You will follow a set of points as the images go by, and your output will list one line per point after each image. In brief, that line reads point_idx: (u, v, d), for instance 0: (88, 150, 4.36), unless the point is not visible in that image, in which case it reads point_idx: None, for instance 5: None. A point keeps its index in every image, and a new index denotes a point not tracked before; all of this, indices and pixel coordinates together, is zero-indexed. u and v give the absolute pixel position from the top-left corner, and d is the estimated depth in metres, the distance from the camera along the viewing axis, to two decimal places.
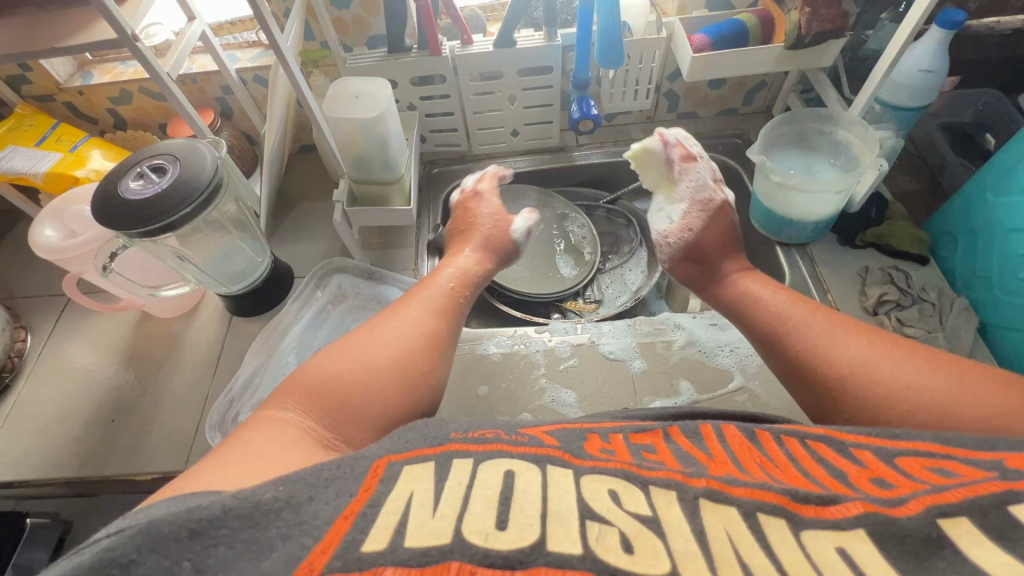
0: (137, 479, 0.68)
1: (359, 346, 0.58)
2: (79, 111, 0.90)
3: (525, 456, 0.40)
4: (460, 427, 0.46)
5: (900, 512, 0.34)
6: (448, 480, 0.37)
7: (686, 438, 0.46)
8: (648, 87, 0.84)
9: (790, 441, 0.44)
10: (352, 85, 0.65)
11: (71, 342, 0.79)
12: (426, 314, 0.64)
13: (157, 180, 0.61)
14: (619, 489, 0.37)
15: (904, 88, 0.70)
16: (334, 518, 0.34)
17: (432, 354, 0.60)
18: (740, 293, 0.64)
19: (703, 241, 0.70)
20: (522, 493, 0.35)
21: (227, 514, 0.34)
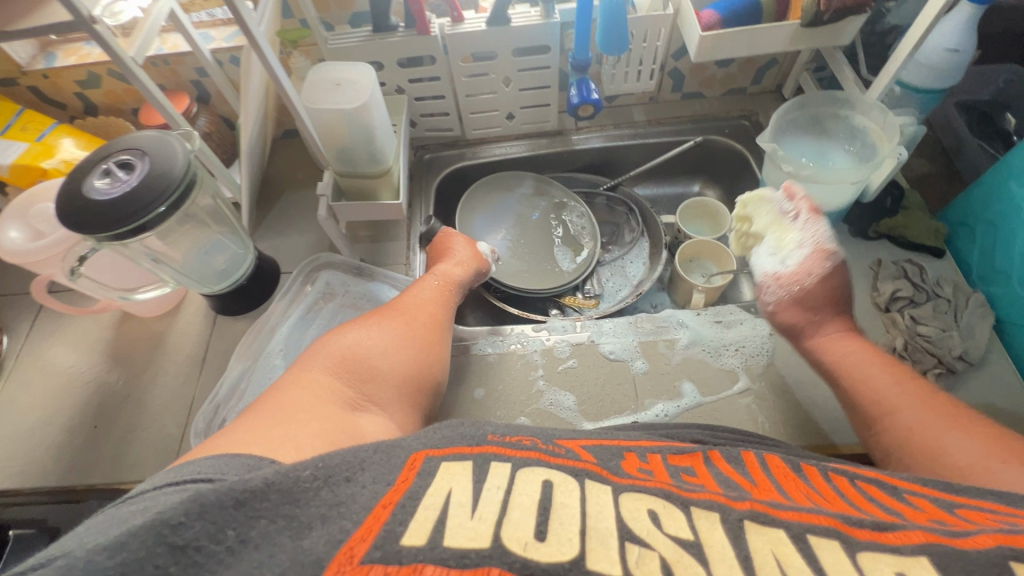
0: (122, 488, 0.66)
1: (372, 325, 0.62)
2: (45, 95, 0.84)
3: (564, 469, 0.39)
4: (499, 430, 0.46)
5: (965, 544, 0.32)
6: (485, 481, 0.36)
7: (727, 462, 0.46)
8: (653, 67, 0.79)
9: (839, 477, 0.44)
10: (332, 72, 0.60)
11: (47, 344, 0.75)
12: (433, 300, 0.68)
13: (124, 178, 0.56)
14: (659, 511, 0.35)
15: (928, 69, 0.65)
16: (373, 505, 0.33)
17: (438, 332, 0.65)
18: (840, 355, 0.61)
19: (817, 297, 0.64)
20: (561, 503, 0.35)
21: (268, 487, 0.34)
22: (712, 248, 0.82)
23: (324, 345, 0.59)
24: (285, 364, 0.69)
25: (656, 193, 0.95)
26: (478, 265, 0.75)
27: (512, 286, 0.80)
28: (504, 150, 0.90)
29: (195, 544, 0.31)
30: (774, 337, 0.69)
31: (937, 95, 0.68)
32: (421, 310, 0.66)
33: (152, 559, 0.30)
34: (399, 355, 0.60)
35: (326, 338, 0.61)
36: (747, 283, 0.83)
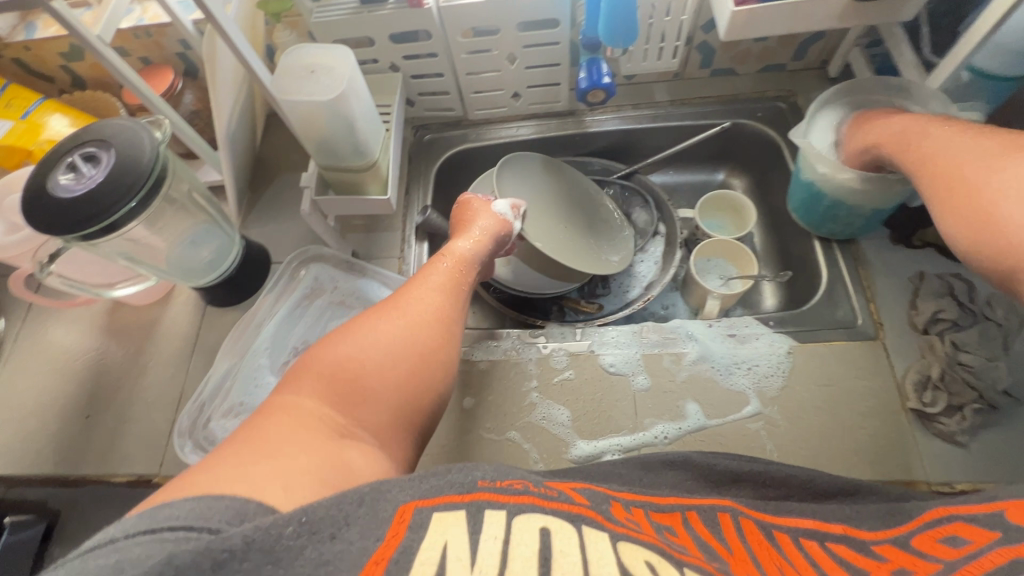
0: (114, 480, 0.66)
1: (363, 329, 0.49)
2: (30, 67, 0.80)
3: (560, 513, 0.34)
4: (488, 475, 0.35)
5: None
6: (482, 531, 0.30)
7: (704, 526, 0.41)
8: (676, 44, 0.71)
9: (810, 544, 0.40)
10: (308, 55, 0.54)
11: (43, 328, 0.75)
12: (437, 293, 0.54)
13: (89, 172, 0.53)
14: (655, 562, 0.32)
15: (1005, 53, 0.55)
16: (364, 561, 0.27)
17: (443, 334, 0.51)
18: (883, 130, 0.56)
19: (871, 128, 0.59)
20: (561, 551, 0.30)
21: (250, 545, 0.27)
22: (733, 247, 0.75)
23: (313, 363, 0.47)
24: (270, 364, 0.67)
25: (677, 180, 0.87)
26: (489, 242, 0.62)
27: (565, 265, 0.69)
28: (511, 132, 0.82)
29: None
30: (793, 356, 0.62)
31: (1013, 83, 0.58)
32: (422, 308, 0.52)
33: None
34: (395, 371, 0.47)
35: (312, 351, 0.48)
36: (769, 287, 0.77)
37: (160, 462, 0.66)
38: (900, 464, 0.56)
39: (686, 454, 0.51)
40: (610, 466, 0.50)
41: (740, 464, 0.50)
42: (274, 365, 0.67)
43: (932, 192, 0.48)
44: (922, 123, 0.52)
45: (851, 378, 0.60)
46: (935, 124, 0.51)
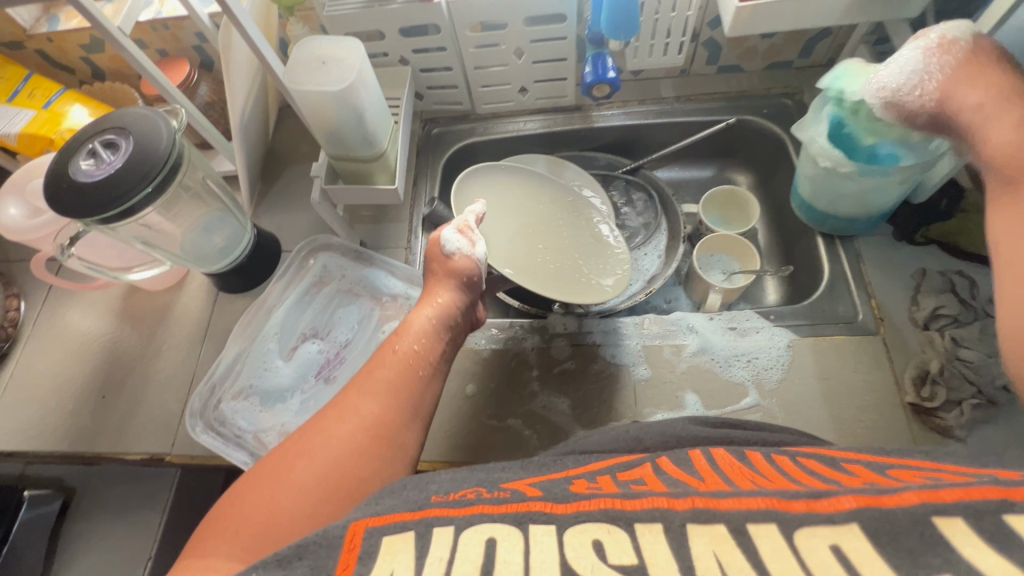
0: (127, 458, 0.69)
1: (291, 459, 0.45)
2: (53, 59, 0.83)
3: (506, 517, 0.34)
4: (441, 489, 0.38)
5: (892, 501, 0.31)
6: (429, 555, 0.31)
7: (673, 464, 0.42)
8: (682, 39, 0.71)
9: (781, 458, 0.42)
10: (319, 48, 0.56)
11: (63, 311, 0.77)
12: (378, 400, 0.49)
13: (108, 158, 0.55)
14: (604, 540, 0.32)
15: (1010, 49, 0.55)
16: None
17: (380, 449, 0.46)
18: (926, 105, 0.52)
19: (977, 62, 0.49)
20: (503, 562, 0.31)
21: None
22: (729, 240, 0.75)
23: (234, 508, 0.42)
24: (279, 348, 0.68)
25: (683, 176, 0.88)
26: (450, 310, 0.58)
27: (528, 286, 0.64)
28: (518, 126, 0.83)
29: None
30: (792, 349, 0.63)
31: None
32: (357, 423, 0.47)
33: None
34: (318, 505, 0.42)
35: (237, 486, 0.45)
36: (772, 283, 0.77)
37: (171, 442, 0.68)
38: None
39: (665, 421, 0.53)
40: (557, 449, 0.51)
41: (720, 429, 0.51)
42: (283, 350, 0.68)
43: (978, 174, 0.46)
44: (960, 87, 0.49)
45: (850, 372, 0.61)
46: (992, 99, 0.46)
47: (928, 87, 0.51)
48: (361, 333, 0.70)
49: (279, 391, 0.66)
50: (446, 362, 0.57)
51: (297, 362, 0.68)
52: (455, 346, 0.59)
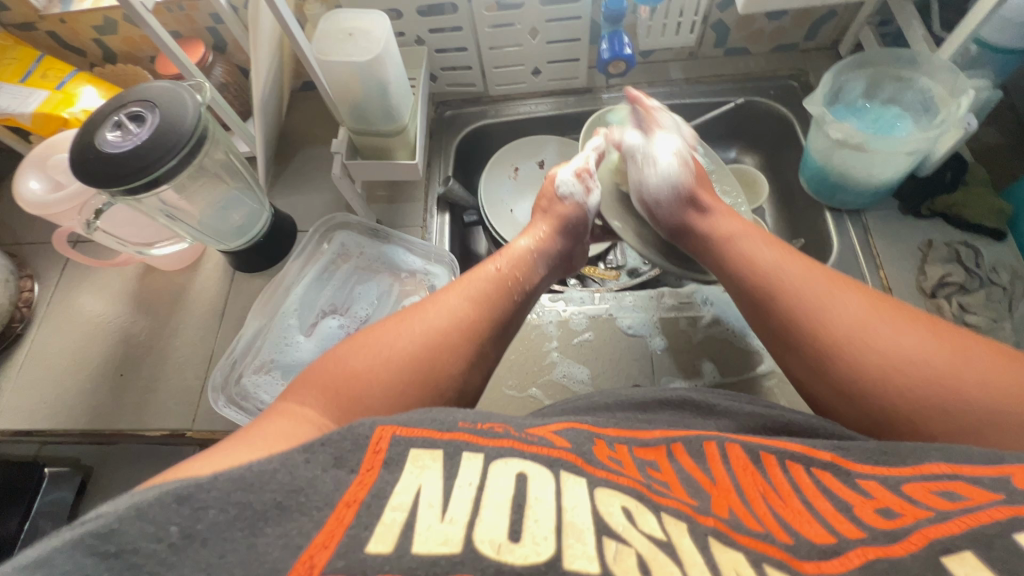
0: (148, 435, 0.69)
1: (388, 336, 0.48)
2: (63, 40, 0.82)
3: (539, 457, 0.35)
4: (468, 415, 0.37)
5: (903, 550, 0.30)
6: (457, 478, 0.32)
7: (688, 458, 0.41)
8: (694, 19, 0.73)
9: (795, 467, 0.40)
10: (345, 20, 0.57)
11: (77, 292, 0.77)
12: (474, 303, 0.52)
13: (135, 131, 0.55)
14: (632, 508, 0.33)
15: (1015, 26, 0.57)
16: (336, 500, 0.30)
17: (469, 350, 0.49)
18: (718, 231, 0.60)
19: (690, 187, 0.63)
20: (536, 497, 0.31)
21: (217, 478, 0.30)
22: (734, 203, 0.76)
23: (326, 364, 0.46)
24: (300, 324, 0.69)
25: None
26: (550, 249, 0.63)
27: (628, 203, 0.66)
28: (529, 109, 0.84)
29: (131, 547, 0.27)
30: None
31: (1019, 56, 0.61)
32: (451, 318, 0.50)
33: (80, 569, 0.25)
34: (406, 384, 0.45)
35: (331, 354, 0.47)
36: None
37: (193, 418, 0.68)
38: None
39: (681, 394, 0.51)
40: (604, 405, 0.50)
41: (736, 405, 0.49)
42: (304, 326, 0.69)
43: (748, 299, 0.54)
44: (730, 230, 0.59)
45: None
46: (760, 245, 0.56)
47: (661, 199, 0.64)
48: (381, 309, 0.71)
49: (301, 365, 0.67)
50: (537, 291, 0.60)
51: (318, 337, 0.68)
52: (546, 280, 0.62)
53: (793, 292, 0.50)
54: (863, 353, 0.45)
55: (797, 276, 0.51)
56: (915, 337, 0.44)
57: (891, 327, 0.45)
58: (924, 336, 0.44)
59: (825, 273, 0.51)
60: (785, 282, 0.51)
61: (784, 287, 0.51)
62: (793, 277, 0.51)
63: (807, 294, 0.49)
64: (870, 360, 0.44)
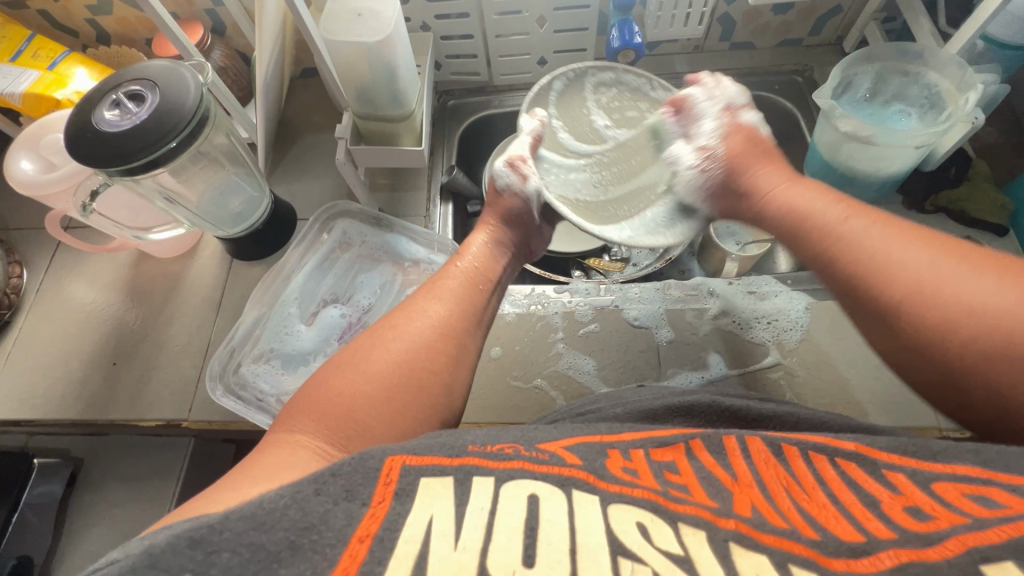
0: (142, 424, 0.67)
1: (366, 350, 0.46)
2: (56, 21, 0.80)
3: (549, 477, 0.33)
4: (478, 439, 0.36)
5: (938, 555, 0.29)
6: (468, 503, 0.31)
7: (708, 453, 0.39)
8: (703, 10, 0.73)
9: (819, 459, 0.38)
10: (354, 1, 0.56)
11: (69, 278, 0.75)
12: (446, 303, 0.51)
13: (133, 109, 0.54)
14: (647, 523, 0.31)
15: (1019, 22, 0.58)
16: (348, 536, 0.28)
17: (447, 347, 0.48)
18: (767, 195, 0.56)
19: (735, 177, 0.58)
20: (548, 520, 0.30)
21: (228, 517, 0.28)
22: None
23: (315, 388, 0.44)
24: (300, 313, 0.68)
25: None
26: (503, 238, 0.61)
27: (564, 215, 0.59)
28: None
29: None
30: (811, 311, 0.65)
31: (1022, 52, 0.62)
32: (424, 323, 0.49)
33: None
34: (391, 390, 0.44)
35: (316, 376, 0.46)
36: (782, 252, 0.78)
37: (188, 408, 0.66)
38: (912, 411, 0.58)
39: (692, 400, 0.49)
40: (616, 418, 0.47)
41: (750, 407, 0.49)
42: (304, 314, 0.68)
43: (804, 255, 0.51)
44: (778, 188, 0.55)
45: None
46: (817, 198, 0.51)
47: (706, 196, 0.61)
48: (384, 298, 0.70)
49: (301, 355, 0.66)
50: (501, 282, 0.59)
51: (318, 326, 0.67)
52: (509, 270, 0.61)
53: (862, 244, 0.46)
54: (926, 308, 0.41)
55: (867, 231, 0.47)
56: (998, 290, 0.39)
57: (972, 278, 0.41)
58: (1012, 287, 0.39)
59: (890, 227, 0.46)
60: (851, 237, 0.47)
61: (841, 232, 0.48)
62: (849, 235, 0.47)
63: (878, 255, 0.45)
64: (938, 312, 0.41)
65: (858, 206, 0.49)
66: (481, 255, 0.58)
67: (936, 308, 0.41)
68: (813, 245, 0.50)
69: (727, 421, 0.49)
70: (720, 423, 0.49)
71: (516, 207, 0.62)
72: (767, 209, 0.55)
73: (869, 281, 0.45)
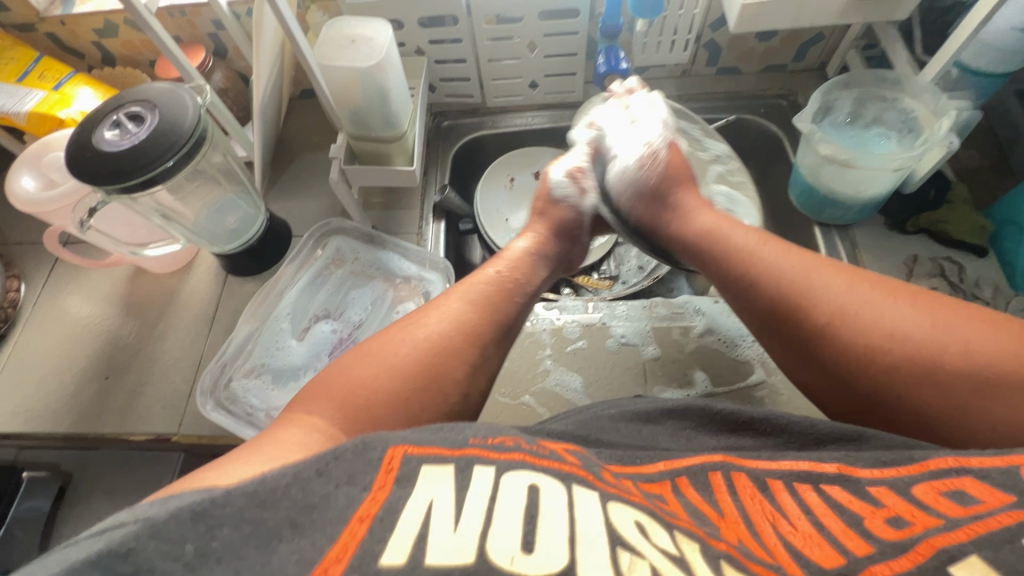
0: (132, 439, 0.67)
1: (391, 344, 0.47)
2: (63, 43, 0.83)
3: (550, 470, 0.34)
4: (480, 432, 0.37)
5: (910, 562, 0.30)
6: (469, 489, 0.31)
7: (694, 491, 0.39)
8: (687, 37, 0.76)
9: (803, 489, 0.38)
10: (348, 28, 0.59)
11: (66, 293, 0.76)
12: (476, 308, 0.52)
13: (133, 130, 0.56)
14: (644, 522, 0.32)
15: (989, 51, 0.60)
16: (348, 516, 0.28)
17: (472, 353, 0.49)
18: (692, 227, 0.59)
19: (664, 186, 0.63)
20: (547, 509, 0.30)
21: (232, 491, 0.29)
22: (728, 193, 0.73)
23: (334, 374, 0.45)
24: (292, 328, 0.69)
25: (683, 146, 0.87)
26: (547, 250, 0.63)
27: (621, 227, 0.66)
28: (524, 121, 0.86)
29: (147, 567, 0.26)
30: None
31: (995, 79, 0.64)
32: (454, 322, 0.50)
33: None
34: (410, 392, 0.44)
35: (334, 365, 0.47)
36: None
37: (179, 422, 0.67)
38: None
39: (684, 403, 0.50)
40: (609, 418, 0.49)
41: (742, 411, 0.49)
42: (296, 331, 0.69)
43: (728, 286, 0.54)
44: (706, 220, 0.58)
45: None
46: (736, 230, 0.55)
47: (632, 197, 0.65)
48: (375, 313, 0.71)
49: (292, 369, 0.66)
50: (537, 293, 0.59)
51: (310, 341, 0.68)
52: (546, 281, 0.62)
53: (777, 283, 0.49)
54: (847, 334, 0.45)
55: (777, 270, 0.50)
56: (900, 313, 0.44)
57: (883, 306, 0.45)
58: (910, 309, 0.44)
59: (804, 257, 0.50)
60: (767, 280, 0.50)
61: (761, 266, 0.51)
62: (771, 263, 0.50)
63: (799, 287, 0.48)
64: (854, 342, 0.44)
65: (774, 237, 0.53)
66: (514, 261, 0.59)
67: (856, 339, 0.44)
68: (739, 275, 0.52)
69: (720, 425, 0.49)
70: (713, 425, 0.49)
71: (569, 217, 0.66)
72: (679, 235, 0.60)
73: (792, 314, 0.48)
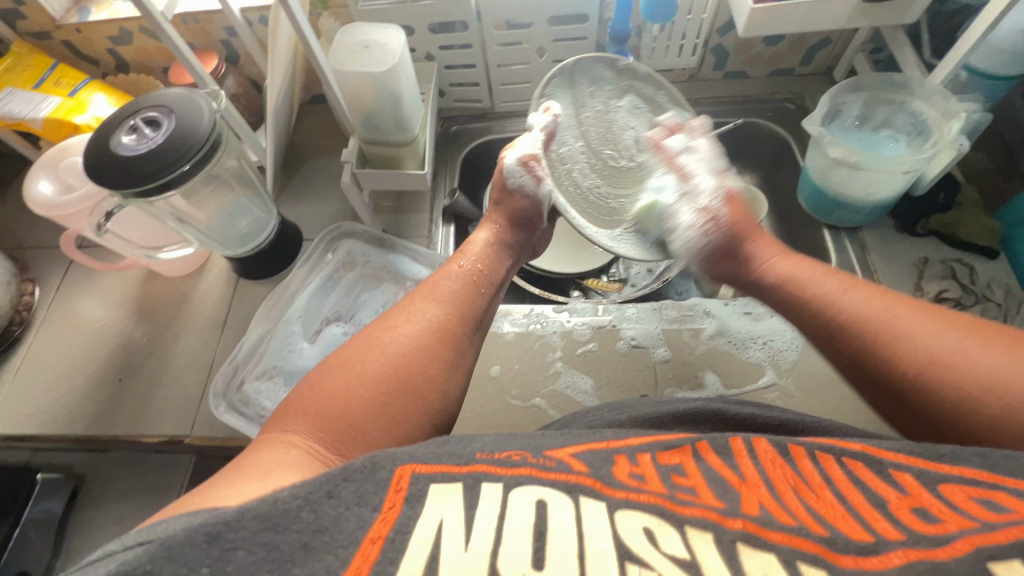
0: (145, 440, 0.68)
1: (364, 350, 0.47)
2: (77, 50, 0.84)
3: (557, 483, 0.34)
4: (486, 447, 0.37)
5: (944, 553, 0.29)
6: (478, 507, 0.31)
7: (715, 455, 0.40)
8: (696, 42, 0.77)
9: (825, 458, 0.39)
10: (362, 34, 0.59)
11: (79, 296, 0.77)
12: (443, 305, 0.53)
13: (151, 134, 0.56)
14: (654, 527, 0.32)
15: (997, 53, 0.61)
16: (360, 538, 0.29)
17: (445, 352, 0.49)
18: (771, 272, 0.57)
19: (732, 242, 0.60)
20: (557, 524, 0.31)
21: (243, 515, 0.29)
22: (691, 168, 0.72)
23: (309, 387, 0.45)
24: (304, 330, 0.69)
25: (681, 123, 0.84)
26: (509, 240, 0.64)
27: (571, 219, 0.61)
28: None
29: None
30: None
31: (1004, 81, 0.64)
32: (423, 323, 0.50)
33: None
34: (386, 395, 0.44)
35: (310, 376, 0.47)
36: None
37: (192, 423, 0.67)
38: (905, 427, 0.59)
39: (695, 405, 0.50)
40: (619, 422, 0.48)
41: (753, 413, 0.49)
42: (309, 334, 0.69)
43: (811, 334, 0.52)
44: (783, 266, 0.57)
45: None
46: (819, 275, 0.53)
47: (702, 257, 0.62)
48: None
49: (304, 371, 0.66)
50: (502, 284, 0.61)
51: (322, 343, 0.68)
52: (511, 271, 0.64)
53: (862, 332, 0.47)
54: (942, 386, 0.42)
55: (861, 317, 0.48)
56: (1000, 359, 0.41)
57: (980, 353, 0.42)
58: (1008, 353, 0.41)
59: (890, 301, 0.48)
60: (851, 328, 0.48)
61: (843, 313, 0.49)
62: (854, 309, 0.49)
63: (885, 334, 0.46)
64: (952, 392, 0.42)
65: (858, 282, 0.51)
66: (481, 258, 0.60)
67: (952, 388, 0.42)
68: (820, 322, 0.51)
69: (731, 429, 0.49)
70: (725, 429, 0.49)
71: (526, 206, 0.64)
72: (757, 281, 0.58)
73: (880, 363, 0.46)
